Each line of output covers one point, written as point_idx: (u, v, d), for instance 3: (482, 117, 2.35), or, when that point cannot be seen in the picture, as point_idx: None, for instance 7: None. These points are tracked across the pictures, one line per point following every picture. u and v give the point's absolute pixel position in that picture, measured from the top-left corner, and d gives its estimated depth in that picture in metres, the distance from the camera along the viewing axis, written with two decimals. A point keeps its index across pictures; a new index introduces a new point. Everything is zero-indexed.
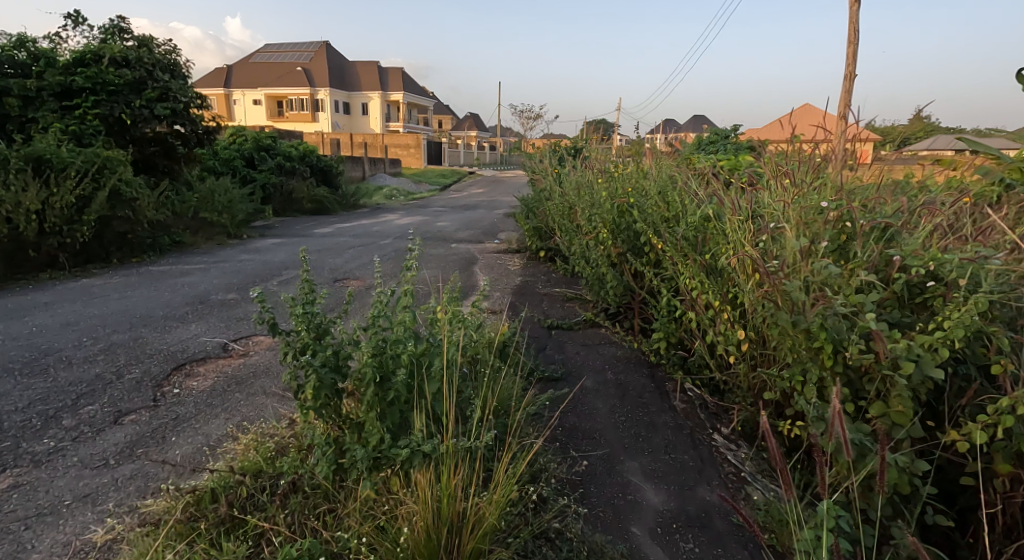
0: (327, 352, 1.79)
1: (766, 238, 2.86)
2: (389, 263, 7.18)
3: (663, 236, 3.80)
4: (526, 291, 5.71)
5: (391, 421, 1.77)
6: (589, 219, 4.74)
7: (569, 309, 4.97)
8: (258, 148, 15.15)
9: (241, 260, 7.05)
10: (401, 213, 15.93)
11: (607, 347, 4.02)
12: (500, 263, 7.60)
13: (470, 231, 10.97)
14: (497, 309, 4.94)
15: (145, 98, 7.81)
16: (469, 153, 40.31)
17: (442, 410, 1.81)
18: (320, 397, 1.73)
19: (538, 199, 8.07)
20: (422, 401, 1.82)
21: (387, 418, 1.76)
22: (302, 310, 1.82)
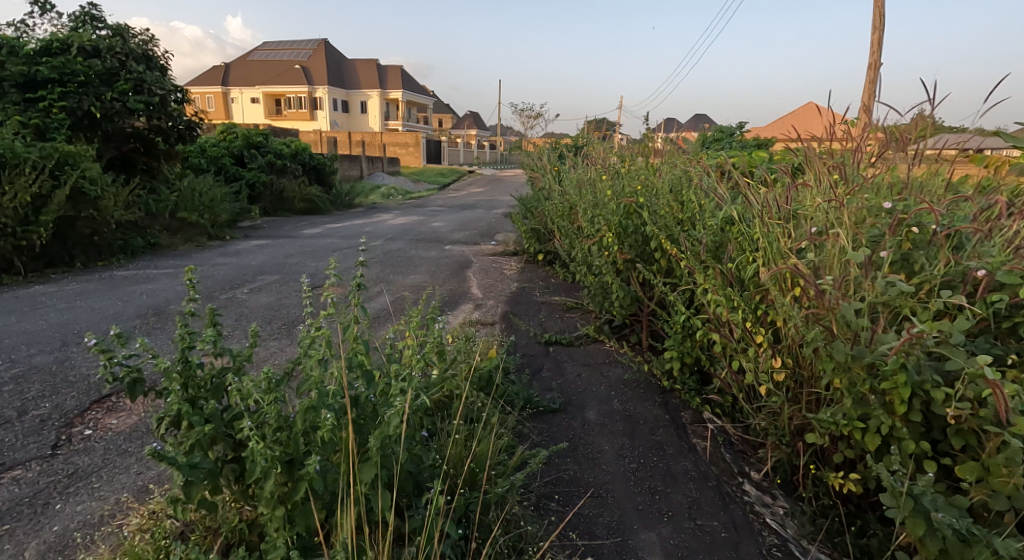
0: (206, 428, 1.44)
1: (809, 246, 2.39)
2: (375, 267, 6.68)
3: (679, 241, 3.31)
4: (522, 299, 5.22)
5: (304, 526, 1.43)
6: (592, 220, 4.23)
7: (569, 320, 4.47)
8: (248, 145, 14.66)
9: (217, 263, 6.56)
10: (396, 213, 15.44)
11: (612, 367, 3.52)
12: (495, 267, 7.09)
13: (466, 232, 10.47)
14: (488, 321, 4.45)
15: (117, 90, 7.35)
16: (468, 152, 39.80)
17: (381, 510, 1.43)
18: (198, 494, 1.43)
19: (537, 198, 7.56)
20: (356, 499, 1.44)
21: (297, 523, 1.43)
22: (182, 361, 1.54)
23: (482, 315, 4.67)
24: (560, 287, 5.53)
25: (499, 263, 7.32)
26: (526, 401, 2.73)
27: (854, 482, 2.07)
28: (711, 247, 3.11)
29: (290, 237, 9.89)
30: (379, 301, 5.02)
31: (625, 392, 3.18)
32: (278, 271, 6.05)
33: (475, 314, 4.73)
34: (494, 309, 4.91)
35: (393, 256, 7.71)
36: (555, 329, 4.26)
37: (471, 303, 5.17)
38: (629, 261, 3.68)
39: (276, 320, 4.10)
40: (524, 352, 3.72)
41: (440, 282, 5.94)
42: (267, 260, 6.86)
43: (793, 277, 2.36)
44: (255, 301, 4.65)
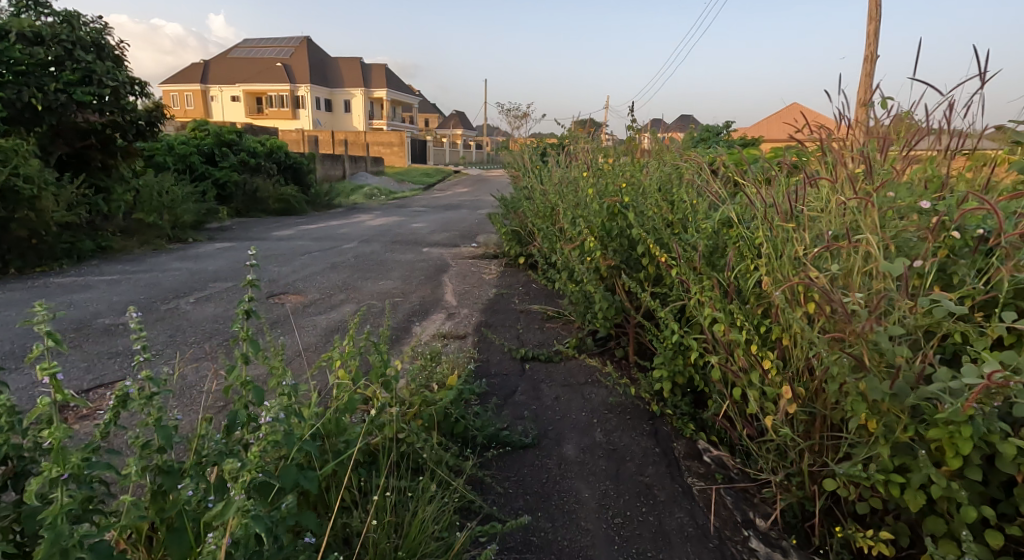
0: None
1: (826, 253, 2.00)
2: (344, 272, 6.22)
3: (669, 247, 2.89)
4: (500, 308, 4.79)
5: None
6: (573, 220, 3.81)
7: (550, 332, 4.05)
8: (220, 143, 14.17)
9: (170, 269, 6.12)
10: (376, 214, 14.95)
11: (594, 386, 3.11)
12: (473, 271, 6.65)
13: (446, 233, 10.04)
14: (460, 334, 4.03)
15: (61, 81, 7.20)
16: (454, 152, 39.39)
17: None
18: None
19: (517, 199, 7.13)
20: None
21: None
22: None
23: (454, 327, 4.25)
24: (541, 295, 5.11)
25: (478, 268, 6.88)
26: (491, 436, 2.33)
27: (886, 546, 1.69)
28: (704, 252, 2.71)
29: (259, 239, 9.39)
30: (340, 310, 4.59)
31: (608, 418, 2.76)
32: (235, 278, 5.60)
33: (446, 326, 4.30)
34: (468, 320, 4.49)
35: (365, 260, 7.26)
36: (533, 342, 3.84)
37: (444, 312, 4.75)
38: (614, 268, 3.26)
39: (216, 334, 3.66)
40: (496, 370, 3.30)
41: (411, 288, 5.50)
42: (226, 265, 6.41)
43: (807, 292, 1.97)
44: (198, 312, 4.22)
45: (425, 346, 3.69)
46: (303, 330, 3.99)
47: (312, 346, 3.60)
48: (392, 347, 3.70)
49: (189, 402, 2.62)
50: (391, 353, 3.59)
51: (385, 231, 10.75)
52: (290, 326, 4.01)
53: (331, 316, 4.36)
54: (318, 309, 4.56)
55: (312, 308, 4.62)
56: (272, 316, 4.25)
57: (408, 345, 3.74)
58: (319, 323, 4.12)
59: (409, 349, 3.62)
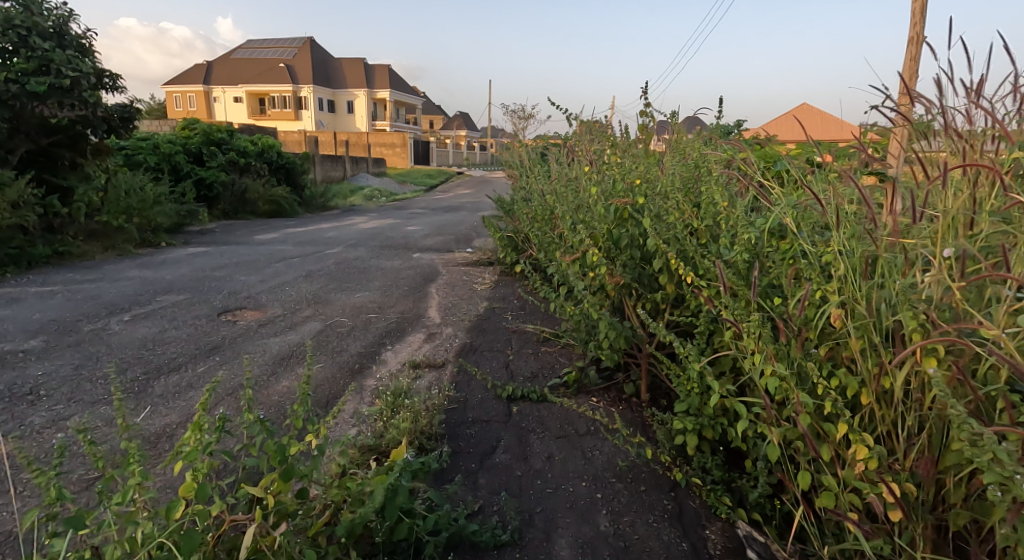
0: None
1: (964, 291, 1.32)
2: (318, 281, 5.57)
3: (698, 263, 2.20)
4: (489, 327, 4.10)
5: None
6: (572, 224, 3.09)
7: (546, 360, 3.35)
8: (209, 142, 13.65)
9: (122, 280, 5.52)
10: (372, 216, 14.30)
11: (599, 439, 2.42)
12: (464, 281, 5.96)
13: (441, 237, 9.37)
14: (437, 361, 3.36)
15: (14, 71, 7.02)
16: (457, 154, 38.77)
17: None
18: None
19: (515, 200, 6.43)
20: None
21: None
22: None
23: (432, 351, 3.58)
24: (538, 311, 4.41)
25: (470, 276, 6.17)
26: (451, 535, 1.66)
27: None
28: (747, 271, 2.04)
29: (238, 244, 8.78)
30: (301, 330, 3.93)
31: (617, 490, 2.08)
32: (190, 290, 4.97)
33: (423, 349, 3.63)
34: (450, 341, 3.81)
35: (346, 266, 6.58)
36: (524, 373, 3.15)
37: (423, 330, 4.07)
38: (627, 290, 2.55)
39: (135, 364, 3.02)
40: (477, 414, 2.62)
41: (389, 301, 4.83)
42: (187, 274, 5.80)
43: (939, 350, 1.29)
44: (128, 334, 3.59)
45: (392, 379, 3.03)
46: (247, 355, 3.34)
47: (252, 380, 2.95)
48: (350, 380, 3.04)
49: (51, 472, 1.98)
50: (348, 389, 2.92)
51: (377, 234, 10.09)
52: (232, 352, 3.35)
53: (287, 339, 3.70)
54: (274, 329, 3.90)
55: (267, 327, 3.96)
56: (215, 338, 3.60)
57: (371, 378, 3.08)
58: (269, 349, 3.47)
59: (370, 386, 2.96)
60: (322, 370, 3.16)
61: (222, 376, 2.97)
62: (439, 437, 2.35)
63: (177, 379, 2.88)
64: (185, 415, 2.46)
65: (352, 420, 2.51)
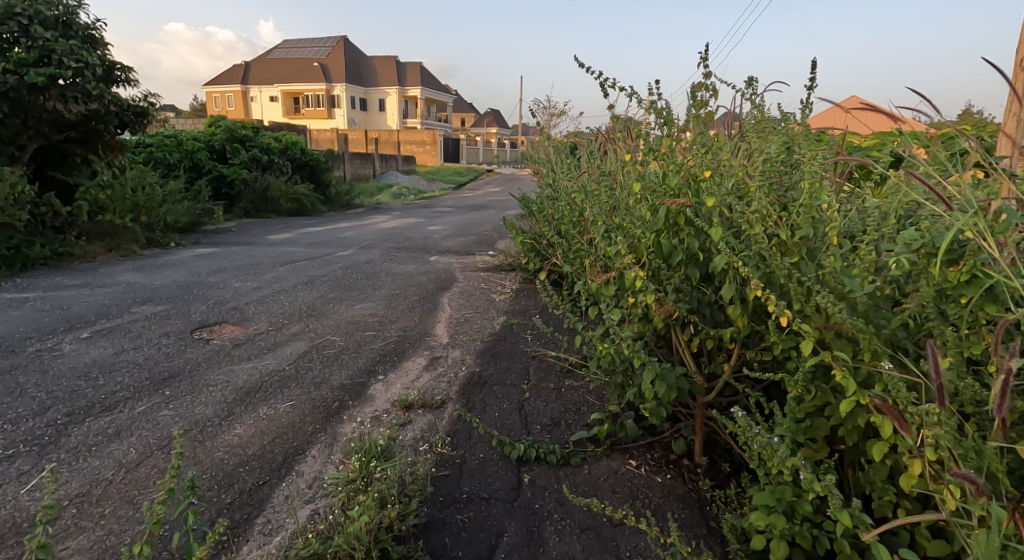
0: None
1: None
2: (319, 289, 5.00)
3: (806, 297, 1.46)
4: (504, 352, 3.42)
5: None
6: (605, 231, 2.33)
7: (572, 402, 2.66)
8: (233, 138, 13.39)
9: (109, 287, 5.08)
10: (395, 214, 13.78)
11: (641, 537, 1.73)
12: (481, 290, 5.28)
13: (463, 238, 8.74)
14: (434, 399, 2.71)
15: (12, 61, 6.76)
16: (488, 151, 38.23)
17: None
18: None
19: (541, 201, 5.71)
20: None
21: None
22: None
23: (431, 383, 2.93)
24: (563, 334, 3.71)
25: (489, 285, 5.49)
26: None
27: None
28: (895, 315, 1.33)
29: (249, 244, 8.35)
30: (284, 352, 3.33)
31: None
32: (173, 299, 4.46)
33: (423, 380, 2.98)
34: (456, 369, 3.15)
35: (354, 271, 6.00)
36: (542, 420, 2.46)
37: (426, 353, 3.43)
38: (689, 329, 1.81)
39: (61, 401, 2.47)
40: (474, 487, 1.96)
41: (391, 316, 4.19)
42: (179, 280, 5.32)
43: None
44: (75, 356, 3.06)
45: (377, 427, 2.39)
46: (204, 387, 2.73)
47: (199, 424, 2.35)
48: (322, 424, 2.42)
49: None
50: (316, 440, 2.29)
51: (397, 234, 9.52)
52: (190, 383, 2.77)
53: (262, 364, 3.10)
54: (249, 351, 3.32)
55: (242, 347, 3.38)
56: (174, 363, 3.03)
57: (348, 422, 2.45)
58: (236, 378, 2.87)
59: (344, 435, 2.33)
60: (292, 410, 2.54)
61: (161, 418, 2.38)
62: (414, 535, 1.68)
63: (103, 423, 2.30)
64: (90, 483, 1.88)
65: (304, 496, 1.87)
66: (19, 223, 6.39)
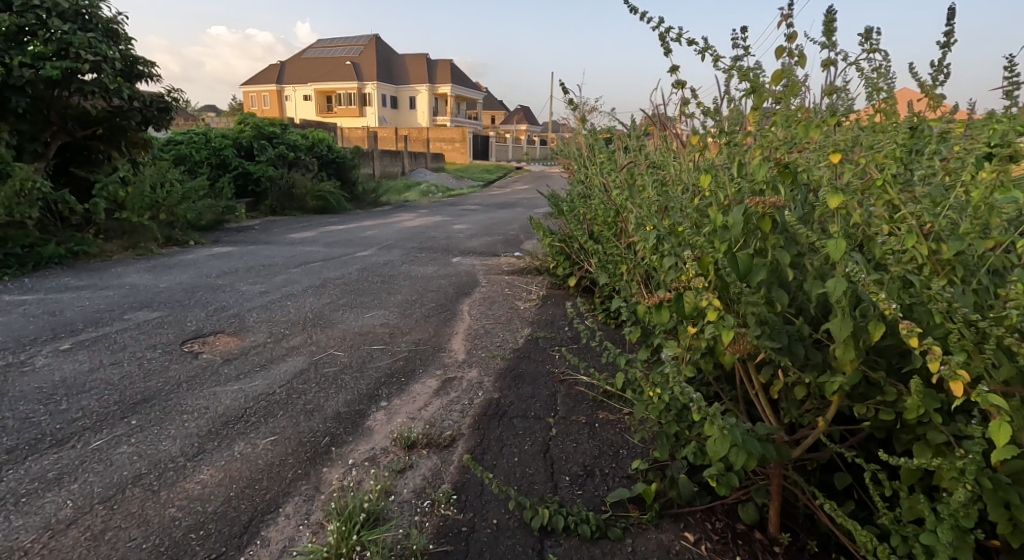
0: None
1: None
2: (331, 295, 4.64)
3: (992, 348, 0.98)
4: (529, 375, 2.97)
5: None
6: (656, 235, 1.86)
7: (608, 444, 2.21)
8: (260, 135, 13.27)
9: (112, 289, 4.80)
10: (422, 213, 13.48)
11: None
12: (505, 296, 4.85)
13: (490, 238, 8.34)
14: (443, 434, 2.29)
15: (29, 54, 6.54)
16: (518, 149, 37.82)
17: None
18: None
19: (572, 199, 5.25)
20: None
21: None
22: None
23: (441, 415, 2.50)
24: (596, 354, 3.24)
25: (514, 290, 5.04)
26: None
27: None
28: None
29: (268, 244, 8.10)
30: (279, 370, 2.93)
31: None
32: (172, 305, 4.13)
33: (434, 411, 2.54)
34: (471, 396, 2.72)
35: (372, 274, 5.64)
36: (572, 470, 2.01)
37: (439, 374, 3.00)
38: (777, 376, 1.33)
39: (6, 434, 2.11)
40: None
41: (404, 327, 3.79)
42: (186, 283, 5.02)
43: None
44: (45, 374, 2.71)
45: (372, 475, 1.96)
46: (179, 414, 2.36)
47: (159, 466, 1.96)
48: (305, 469, 1.99)
49: None
50: (295, 492, 1.87)
51: (421, 233, 9.17)
52: (164, 407, 2.40)
53: (252, 386, 2.71)
54: (241, 368, 2.94)
55: (234, 363, 3.00)
56: (153, 383, 2.66)
57: (337, 465, 2.04)
58: (217, 404, 2.47)
59: (329, 485, 1.90)
60: (273, 449, 2.12)
61: (116, 457, 1.99)
62: None
63: (46, 465, 1.92)
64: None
65: None
66: (31, 221, 6.20)
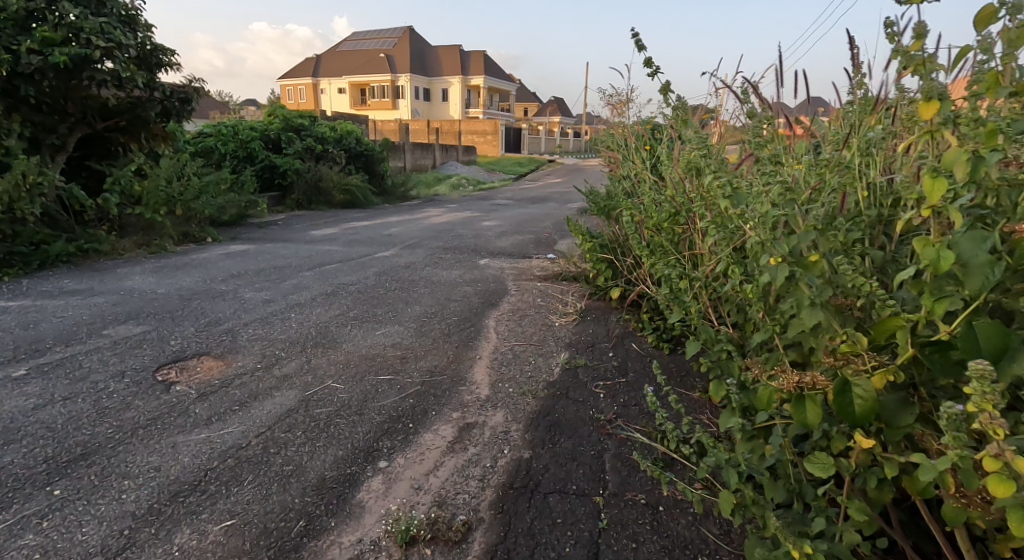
0: None
1: None
2: (342, 305, 4.14)
3: None
4: (567, 424, 2.39)
5: None
6: (779, 273, 1.31)
7: (683, 548, 1.63)
8: (288, 128, 12.95)
9: (106, 294, 4.36)
10: (451, 207, 12.98)
11: None
12: (538, 309, 4.24)
13: (521, 237, 7.77)
14: (457, 523, 1.73)
15: (36, 40, 6.14)
16: (550, 141, 37.06)
17: None
18: None
19: (616, 198, 4.63)
20: None
21: None
22: None
23: (454, 486, 1.93)
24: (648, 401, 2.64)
25: (547, 302, 4.43)
26: None
27: None
28: None
29: (289, 241, 7.68)
30: (260, 412, 2.39)
31: None
32: (162, 316, 3.65)
33: (446, 478, 1.97)
34: (494, 454, 2.14)
35: (391, 278, 5.13)
36: None
37: (455, 421, 2.43)
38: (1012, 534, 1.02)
39: None
40: None
41: (421, 350, 3.26)
42: (187, 287, 4.55)
43: None
44: None
45: None
46: (121, 478, 1.84)
47: None
48: None
49: None
50: None
51: (448, 230, 8.66)
52: (104, 468, 1.89)
53: (223, 434, 2.17)
54: (219, 406, 2.43)
55: (209, 399, 2.47)
56: (105, 429, 2.15)
57: None
58: (170, 464, 1.94)
59: None
60: (222, 543, 1.60)
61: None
62: None
63: None
64: None
65: None
66: (33, 218, 5.79)
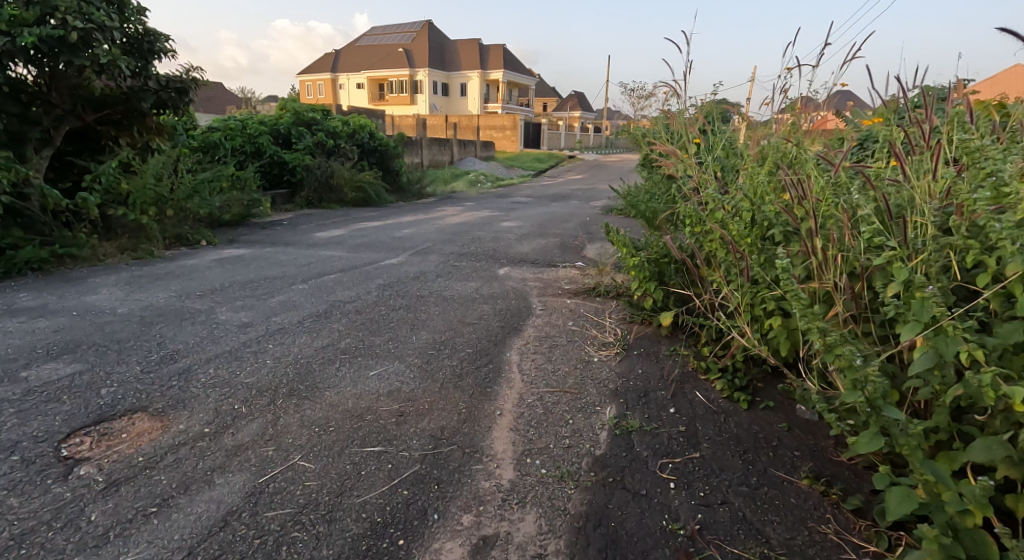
0: None
1: None
2: (332, 331, 3.39)
3: None
4: (628, 546, 1.66)
5: None
6: None
7: None
8: (299, 121, 12.30)
9: (55, 312, 3.67)
10: (468, 206, 12.21)
11: None
12: (570, 337, 3.46)
13: (545, 240, 6.96)
14: None
15: (5, 18, 5.49)
16: (571, 136, 36.06)
17: None
18: None
19: (666, 204, 3.82)
20: None
21: None
22: None
23: None
24: (736, 495, 1.91)
25: (581, 327, 3.64)
26: None
27: None
28: None
29: (289, 245, 6.99)
30: (182, 520, 1.66)
31: None
32: (106, 347, 2.94)
33: None
34: None
35: (397, 293, 4.38)
36: None
37: (467, 534, 1.70)
38: None
39: None
40: None
41: (423, 404, 2.49)
42: (153, 305, 3.85)
43: None
44: None
45: None
46: None
47: None
48: None
49: None
50: None
51: (465, 232, 7.88)
52: None
53: None
54: (127, 505, 1.70)
55: (116, 495, 1.73)
56: None
57: None
58: None
59: None
60: None
61: None
62: None
63: None
64: None
65: None
66: None
